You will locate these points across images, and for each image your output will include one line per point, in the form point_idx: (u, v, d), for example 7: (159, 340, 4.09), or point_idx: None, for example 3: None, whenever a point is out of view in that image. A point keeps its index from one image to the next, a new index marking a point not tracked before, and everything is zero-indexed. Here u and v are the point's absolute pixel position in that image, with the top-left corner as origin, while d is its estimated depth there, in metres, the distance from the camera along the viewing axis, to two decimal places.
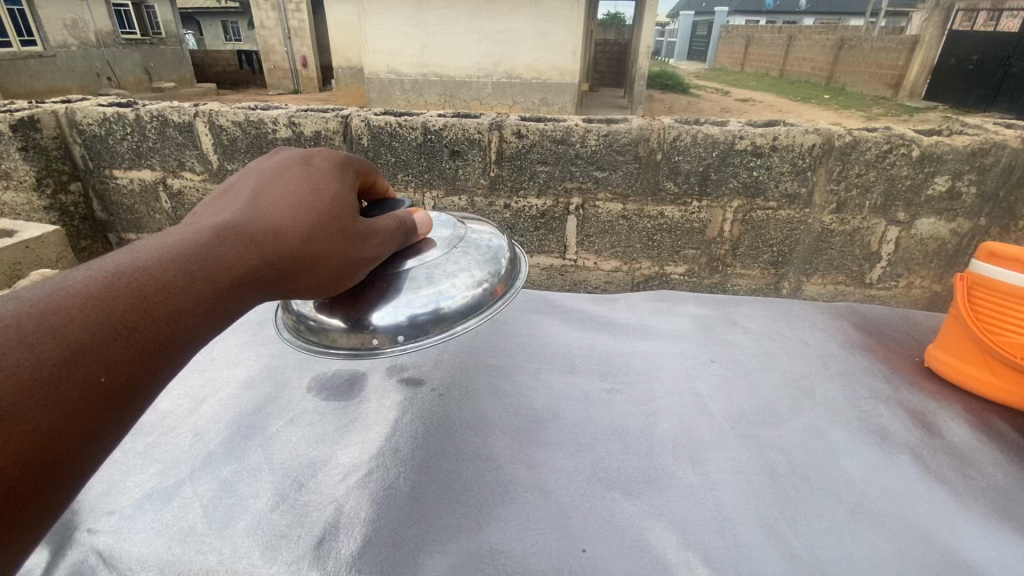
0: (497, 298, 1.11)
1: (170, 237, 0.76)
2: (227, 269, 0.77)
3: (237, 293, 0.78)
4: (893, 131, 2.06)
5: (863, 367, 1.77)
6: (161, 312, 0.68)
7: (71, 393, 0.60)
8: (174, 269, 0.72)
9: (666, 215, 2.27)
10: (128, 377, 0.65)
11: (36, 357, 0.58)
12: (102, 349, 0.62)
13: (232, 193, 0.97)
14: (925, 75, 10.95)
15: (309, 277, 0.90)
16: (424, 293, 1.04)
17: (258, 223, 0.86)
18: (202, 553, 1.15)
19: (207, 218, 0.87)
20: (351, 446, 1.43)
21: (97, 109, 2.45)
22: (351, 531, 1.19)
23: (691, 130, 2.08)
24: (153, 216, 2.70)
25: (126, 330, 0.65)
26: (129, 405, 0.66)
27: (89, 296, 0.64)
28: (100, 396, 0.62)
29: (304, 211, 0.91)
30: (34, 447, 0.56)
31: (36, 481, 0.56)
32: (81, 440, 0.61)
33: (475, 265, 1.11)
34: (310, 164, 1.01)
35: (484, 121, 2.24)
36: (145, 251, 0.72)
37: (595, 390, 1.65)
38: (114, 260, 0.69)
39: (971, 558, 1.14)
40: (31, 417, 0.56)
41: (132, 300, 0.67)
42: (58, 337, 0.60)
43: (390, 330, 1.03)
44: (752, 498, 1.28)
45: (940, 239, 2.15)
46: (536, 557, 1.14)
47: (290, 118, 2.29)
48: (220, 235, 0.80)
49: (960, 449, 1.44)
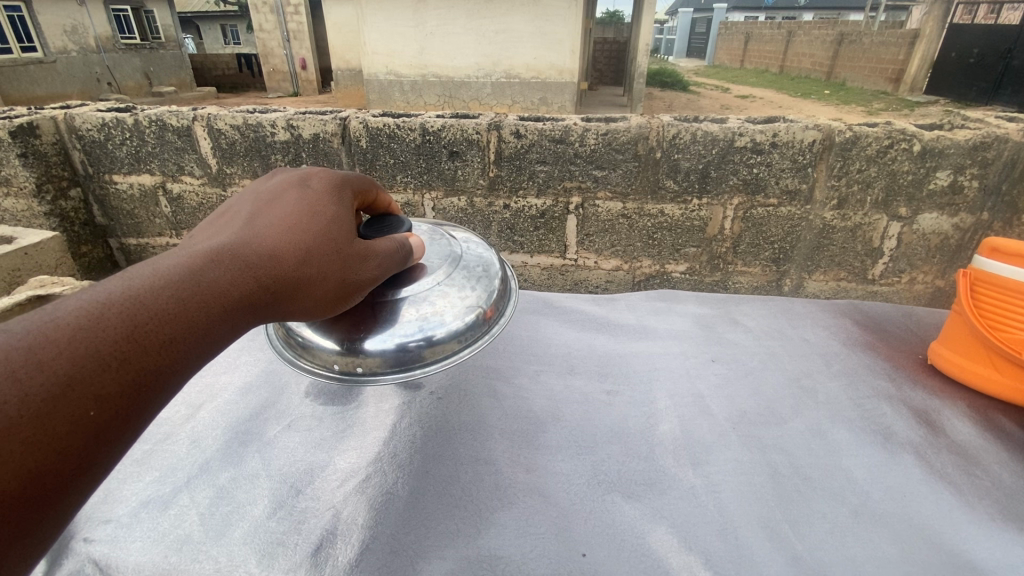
0: (489, 323, 1.16)
1: (164, 262, 0.76)
2: (222, 294, 0.76)
3: (231, 318, 0.78)
4: (894, 125, 2.03)
5: (866, 364, 1.75)
6: (153, 341, 0.67)
7: (59, 429, 0.58)
8: (166, 296, 0.71)
9: (666, 214, 2.25)
10: (117, 408, 0.64)
11: (23, 393, 0.56)
12: (92, 383, 0.61)
13: (229, 216, 0.97)
14: (925, 69, 10.91)
15: (305, 299, 0.89)
16: (419, 322, 1.08)
17: (254, 246, 0.86)
18: (198, 561, 1.14)
19: (202, 241, 0.87)
20: (349, 451, 1.42)
21: (95, 115, 2.45)
22: (349, 538, 1.18)
23: (691, 128, 2.07)
24: (153, 220, 2.69)
25: (116, 361, 0.64)
26: (117, 437, 0.64)
27: (78, 327, 0.62)
28: (89, 430, 0.61)
29: (301, 233, 0.91)
30: (21, 487, 0.55)
31: (24, 520, 0.56)
32: (69, 475, 0.59)
33: (466, 295, 1.15)
34: (307, 186, 1.02)
35: (482, 121, 2.22)
36: (137, 278, 0.71)
37: (595, 392, 1.64)
38: (105, 288, 0.68)
39: (977, 559, 1.12)
40: (17, 455, 0.55)
41: (123, 329, 0.66)
42: (46, 371, 0.58)
43: (382, 356, 1.07)
44: (753, 500, 1.26)
45: (942, 234, 2.13)
46: (535, 562, 1.12)
47: (288, 121, 2.29)
48: (214, 259, 0.80)
49: (964, 448, 1.42)
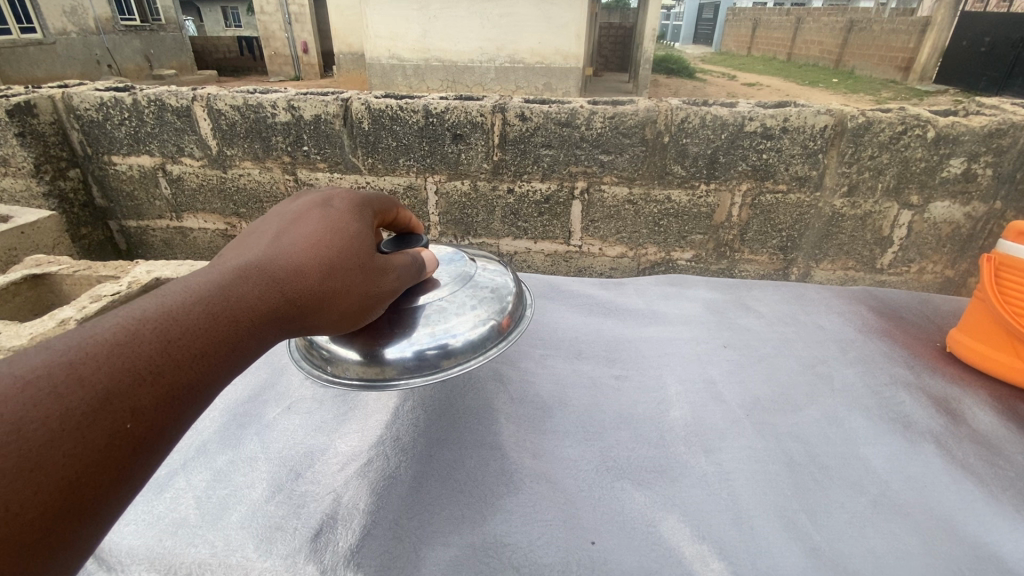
0: (503, 334, 1.12)
1: (195, 279, 0.74)
2: (249, 309, 0.74)
3: (260, 331, 0.75)
4: (908, 111, 1.96)
5: (883, 351, 1.70)
6: (186, 354, 0.65)
7: (98, 442, 0.56)
8: (197, 311, 0.69)
9: (673, 199, 2.19)
10: (152, 421, 0.61)
11: (64, 407, 0.55)
12: (128, 396, 0.59)
13: (256, 233, 0.96)
14: (936, 58, 10.72)
15: (329, 313, 0.87)
16: (421, 334, 1.04)
17: (279, 262, 0.83)
18: (194, 546, 1.10)
19: (230, 258, 0.85)
20: (350, 434, 1.38)
21: (93, 93, 2.38)
22: (349, 523, 1.14)
23: (700, 112, 1.99)
24: (153, 202, 2.63)
25: (151, 375, 0.61)
26: (157, 450, 0.61)
27: (115, 342, 0.61)
28: (128, 444, 0.58)
29: (325, 248, 0.89)
30: (62, 499, 0.53)
31: (61, 535, 0.52)
32: (109, 489, 0.57)
33: (467, 311, 1.10)
34: (330, 205, 1.00)
35: (486, 103, 2.15)
36: (170, 294, 0.70)
37: (603, 376, 1.59)
38: (140, 305, 0.67)
39: (1002, 552, 1.07)
40: (59, 467, 0.53)
41: (157, 344, 0.64)
42: (85, 385, 0.56)
43: (398, 364, 1.02)
44: (770, 489, 1.22)
45: (953, 223, 2.07)
46: (544, 551, 1.08)
47: (289, 102, 2.23)
48: (242, 274, 0.78)
49: (985, 438, 1.37)
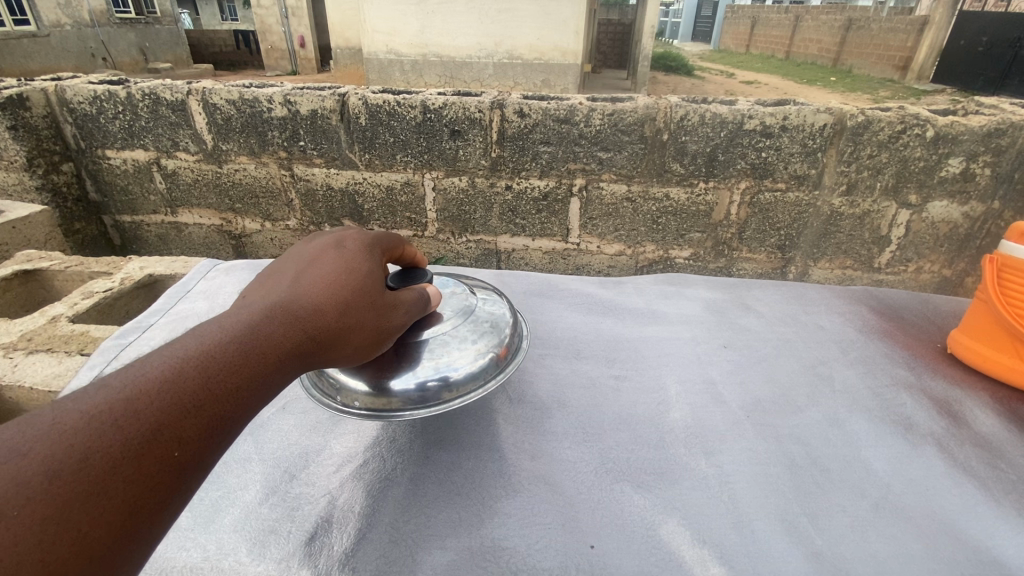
0: (503, 364, 1.13)
1: (229, 318, 0.81)
2: (276, 345, 0.80)
3: (286, 364, 0.81)
4: (908, 110, 1.94)
5: (883, 353, 1.69)
6: (224, 389, 0.72)
7: (151, 468, 0.63)
8: (232, 349, 0.75)
9: (671, 197, 2.17)
10: (194, 449, 0.67)
11: (123, 438, 0.61)
12: (174, 428, 0.65)
13: (278, 268, 1.01)
14: (935, 57, 10.71)
15: (347, 346, 0.93)
16: (424, 366, 1.05)
17: (302, 299, 0.89)
18: (185, 550, 1.08)
19: (257, 294, 0.91)
20: (345, 435, 1.36)
21: (87, 86, 2.34)
22: (344, 527, 1.12)
23: (699, 109, 1.97)
24: (147, 197, 2.59)
25: (195, 408, 0.68)
26: (199, 474, 0.68)
27: (164, 378, 0.68)
28: (174, 470, 0.65)
29: (343, 285, 0.95)
30: (122, 519, 0.60)
31: (118, 551, 0.59)
32: (159, 510, 0.63)
33: (469, 343, 1.11)
34: (347, 242, 1.06)
35: (484, 99, 2.12)
36: (207, 334, 0.76)
37: (602, 376, 1.58)
38: (183, 344, 0.73)
39: (1004, 556, 1.06)
40: (119, 492, 0.60)
41: (199, 378, 0.70)
42: (140, 418, 0.63)
43: (403, 395, 1.03)
44: (771, 492, 1.20)
45: (951, 222, 2.06)
46: (542, 556, 1.07)
47: (285, 97, 2.19)
48: (271, 312, 0.84)
49: (987, 440, 1.36)
